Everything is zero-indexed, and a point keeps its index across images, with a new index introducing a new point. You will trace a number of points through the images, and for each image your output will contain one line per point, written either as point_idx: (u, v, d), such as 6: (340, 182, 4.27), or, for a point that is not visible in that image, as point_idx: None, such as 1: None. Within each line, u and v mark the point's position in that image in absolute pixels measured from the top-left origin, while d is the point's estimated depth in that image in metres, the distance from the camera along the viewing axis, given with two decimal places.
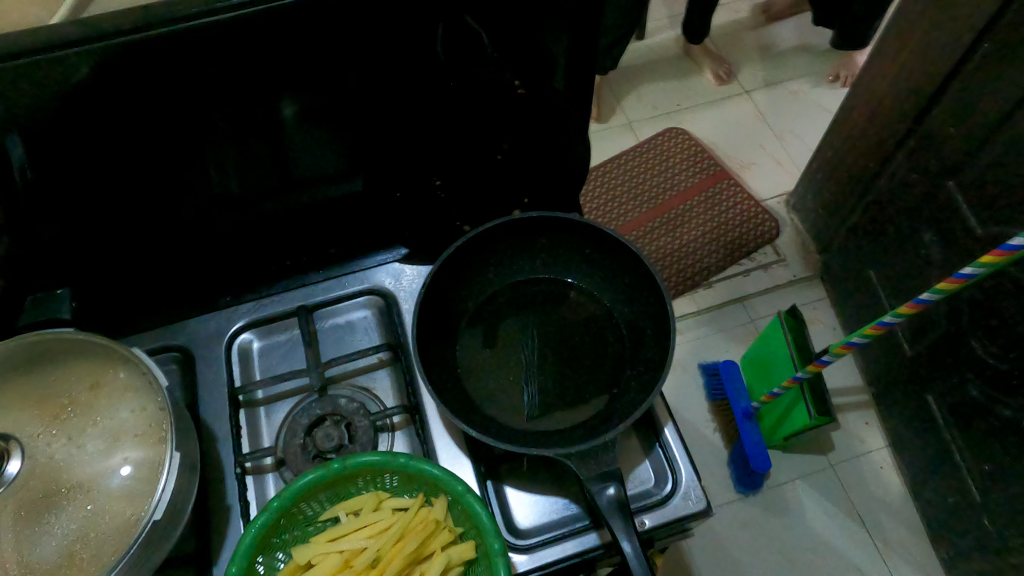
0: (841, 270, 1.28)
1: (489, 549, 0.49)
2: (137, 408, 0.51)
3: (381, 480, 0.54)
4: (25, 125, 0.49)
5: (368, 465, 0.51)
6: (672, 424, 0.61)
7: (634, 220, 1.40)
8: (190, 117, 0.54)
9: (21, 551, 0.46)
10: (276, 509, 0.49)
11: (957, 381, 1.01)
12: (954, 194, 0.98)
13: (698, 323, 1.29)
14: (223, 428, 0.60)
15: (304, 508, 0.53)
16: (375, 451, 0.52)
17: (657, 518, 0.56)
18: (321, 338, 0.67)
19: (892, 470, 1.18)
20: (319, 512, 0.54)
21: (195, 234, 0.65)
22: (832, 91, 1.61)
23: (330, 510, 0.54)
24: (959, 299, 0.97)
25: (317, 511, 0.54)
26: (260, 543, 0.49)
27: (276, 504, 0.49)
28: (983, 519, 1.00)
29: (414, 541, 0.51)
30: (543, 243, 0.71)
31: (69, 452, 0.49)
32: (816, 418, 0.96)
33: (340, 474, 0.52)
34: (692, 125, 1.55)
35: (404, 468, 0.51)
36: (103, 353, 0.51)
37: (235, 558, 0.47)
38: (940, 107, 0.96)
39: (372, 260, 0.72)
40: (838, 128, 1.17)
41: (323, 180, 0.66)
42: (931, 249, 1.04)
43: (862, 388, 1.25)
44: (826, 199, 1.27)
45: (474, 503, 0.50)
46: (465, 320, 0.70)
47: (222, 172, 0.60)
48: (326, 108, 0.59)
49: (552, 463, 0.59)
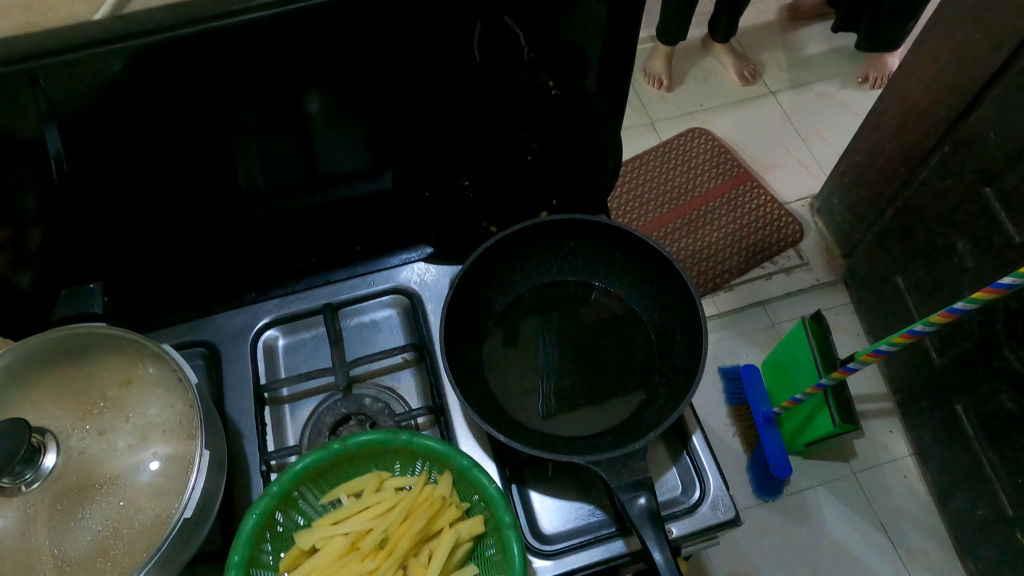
0: (868, 275, 1.26)
1: (500, 523, 0.49)
2: (166, 405, 0.51)
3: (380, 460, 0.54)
4: (65, 119, 0.49)
5: (368, 445, 0.51)
6: (700, 431, 0.60)
7: (656, 221, 1.38)
8: (227, 112, 0.54)
9: (56, 546, 0.46)
10: (276, 493, 0.49)
11: (989, 391, 0.99)
12: (991, 200, 0.96)
13: (720, 326, 1.28)
14: (249, 425, 0.60)
15: (305, 493, 0.52)
16: (374, 431, 0.52)
17: (685, 527, 0.56)
18: (346, 337, 0.67)
19: (915, 478, 1.16)
20: (319, 495, 0.54)
21: (225, 229, 0.64)
22: (860, 93, 1.59)
23: (331, 492, 0.53)
24: (994, 308, 0.95)
25: (317, 495, 0.54)
26: (264, 527, 0.49)
27: (276, 488, 0.49)
28: (1014, 531, 0.98)
29: (421, 520, 0.51)
30: (572, 245, 0.70)
31: (101, 448, 0.49)
32: (839, 426, 0.94)
33: (340, 455, 0.51)
34: (716, 125, 1.53)
35: (405, 446, 0.51)
36: (133, 349, 0.51)
37: (238, 545, 0.47)
38: (980, 111, 0.94)
39: (397, 258, 0.70)
40: (869, 131, 1.16)
41: (354, 177, 0.65)
42: (964, 255, 1.02)
43: (885, 395, 1.23)
44: (854, 203, 1.25)
45: (481, 477, 0.50)
46: (490, 321, 0.69)
47: (254, 169, 0.60)
48: (362, 105, 0.58)
49: (577, 468, 0.59)
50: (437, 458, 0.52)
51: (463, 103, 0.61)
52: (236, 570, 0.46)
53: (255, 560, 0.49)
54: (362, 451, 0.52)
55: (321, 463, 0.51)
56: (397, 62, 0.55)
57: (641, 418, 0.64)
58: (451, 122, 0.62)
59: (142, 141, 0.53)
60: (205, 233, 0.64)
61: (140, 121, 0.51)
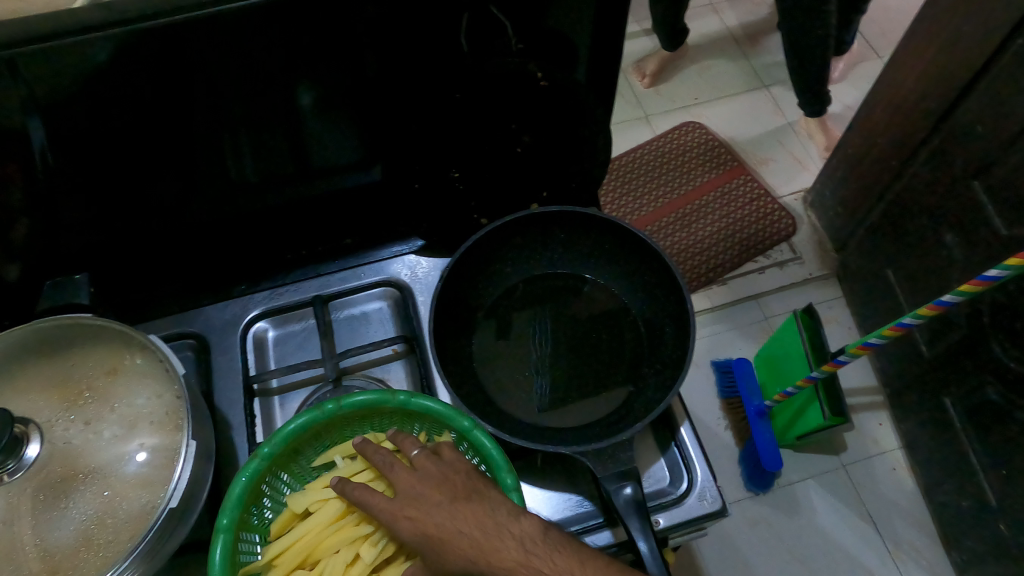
0: (859, 269, 1.26)
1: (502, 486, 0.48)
2: (153, 396, 0.51)
3: (376, 421, 0.55)
4: (46, 111, 0.49)
5: (363, 406, 0.51)
6: (688, 423, 0.60)
7: (651, 215, 1.38)
8: (210, 102, 0.54)
9: (39, 535, 0.46)
10: (266, 456, 0.49)
11: (976, 383, 1.00)
12: (979, 194, 0.96)
13: (712, 319, 1.28)
14: (238, 416, 0.60)
15: (297, 455, 0.53)
16: (370, 391, 0.52)
17: (672, 517, 0.56)
18: (336, 329, 0.67)
19: (904, 471, 1.17)
20: (311, 457, 0.55)
21: (214, 220, 0.64)
22: (854, 87, 1.59)
23: (325, 455, 0.54)
24: (981, 302, 0.96)
25: (310, 456, 0.55)
26: (254, 488, 0.49)
27: (266, 451, 0.49)
28: (999, 523, 0.99)
29: None
30: (561, 237, 0.70)
31: (86, 438, 0.49)
32: (830, 419, 0.95)
33: (333, 416, 0.51)
34: (710, 119, 1.53)
35: (402, 407, 0.51)
36: (121, 340, 0.52)
37: (226, 509, 0.47)
38: (967, 105, 0.94)
39: (388, 250, 0.72)
40: (859, 124, 1.16)
41: (343, 169, 0.65)
42: (953, 250, 1.02)
43: (876, 388, 1.24)
44: (845, 197, 1.25)
45: (482, 437, 0.50)
46: (481, 313, 0.70)
47: (241, 160, 0.60)
48: (350, 95, 0.58)
49: (566, 460, 0.59)
50: (436, 418, 0.52)
51: (451, 94, 0.60)
52: (224, 534, 0.46)
53: (244, 522, 0.49)
54: (357, 413, 0.52)
55: (314, 423, 0.51)
56: (384, 52, 0.55)
57: (631, 409, 0.64)
58: (440, 113, 0.62)
59: (128, 130, 0.52)
60: (194, 224, 0.64)
61: (124, 110, 0.51)
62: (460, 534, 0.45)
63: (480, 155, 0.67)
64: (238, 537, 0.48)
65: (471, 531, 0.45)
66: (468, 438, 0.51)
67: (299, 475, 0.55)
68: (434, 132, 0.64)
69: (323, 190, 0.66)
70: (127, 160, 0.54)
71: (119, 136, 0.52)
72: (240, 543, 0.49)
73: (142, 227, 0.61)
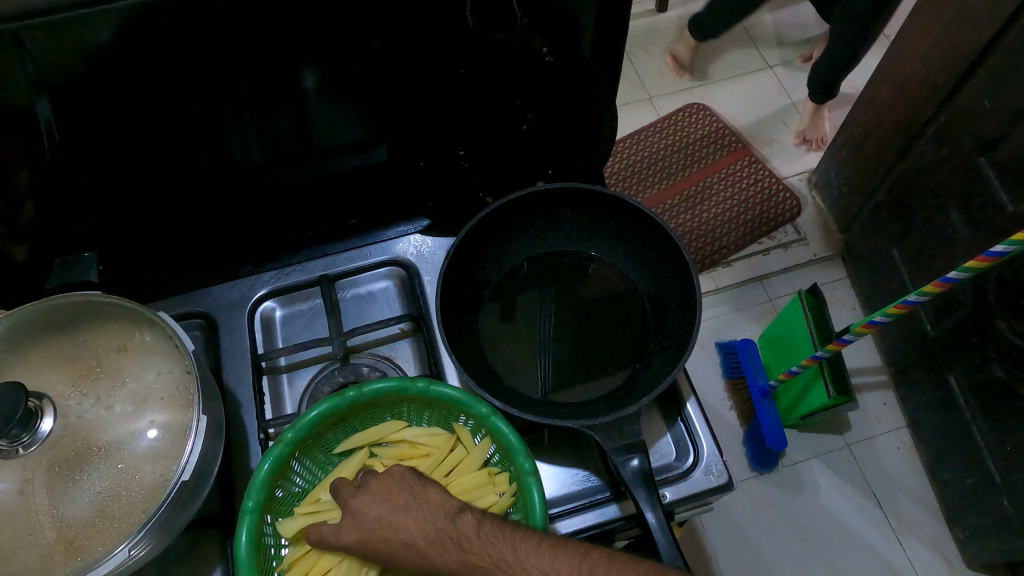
0: (864, 249, 1.26)
1: (520, 470, 0.49)
2: (163, 370, 0.51)
3: (399, 409, 0.56)
4: (53, 88, 0.49)
5: (383, 392, 0.52)
6: (694, 398, 0.61)
7: (656, 196, 1.38)
8: (214, 80, 0.54)
9: (55, 507, 0.46)
10: (290, 442, 0.50)
11: (980, 361, 1.00)
12: (986, 171, 0.96)
13: (717, 301, 1.28)
14: (247, 394, 0.61)
15: (318, 441, 0.54)
16: (391, 377, 0.52)
17: (679, 491, 0.57)
18: (343, 308, 0.67)
19: (907, 450, 1.17)
20: (332, 444, 0.55)
21: (219, 200, 0.64)
22: (860, 65, 1.57)
23: (346, 441, 0.55)
24: (986, 279, 0.96)
25: (331, 444, 0.55)
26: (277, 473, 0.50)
27: (290, 436, 0.50)
28: (1002, 499, 0.99)
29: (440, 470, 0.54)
30: (567, 215, 0.71)
31: (97, 413, 0.50)
32: (835, 398, 0.95)
33: (356, 402, 0.52)
34: (714, 100, 1.52)
35: (422, 393, 0.52)
36: (130, 316, 0.52)
37: (252, 491, 0.48)
38: (975, 80, 0.93)
39: (393, 231, 0.71)
40: (865, 102, 1.15)
41: (348, 148, 0.65)
42: (958, 228, 1.02)
43: (880, 368, 1.24)
44: (850, 177, 1.25)
45: (500, 424, 0.51)
46: (487, 292, 0.70)
47: (246, 139, 0.60)
48: (356, 73, 0.58)
49: (572, 435, 0.60)
50: (453, 405, 0.53)
51: (456, 69, 0.60)
52: (251, 515, 0.47)
53: (268, 504, 0.50)
54: (376, 399, 0.53)
55: (337, 410, 0.51)
56: (389, 27, 0.55)
57: (636, 387, 0.64)
58: (445, 90, 0.62)
59: (134, 110, 0.52)
60: (200, 204, 0.64)
61: (129, 88, 0.51)
62: (406, 545, 0.46)
63: (485, 133, 0.67)
64: (262, 520, 0.49)
65: (415, 540, 0.45)
66: (487, 424, 0.52)
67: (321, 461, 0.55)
68: (439, 109, 0.63)
69: (329, 169, 0.66)
70: (133, 140, 0.55)
71: (126, 114, 0.52)
72: (265, 524, 0.50)
73: (148, 207, 0.61)
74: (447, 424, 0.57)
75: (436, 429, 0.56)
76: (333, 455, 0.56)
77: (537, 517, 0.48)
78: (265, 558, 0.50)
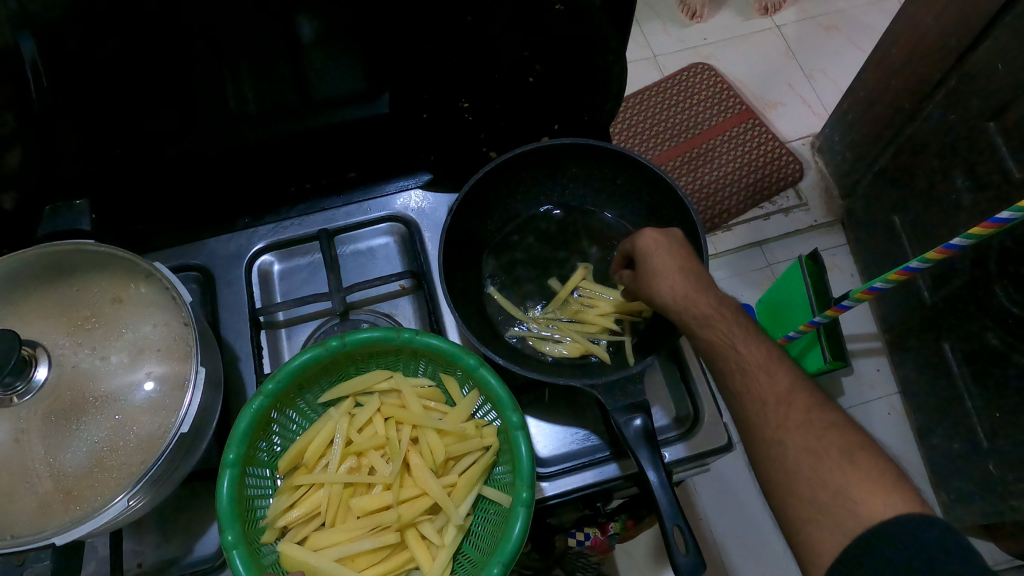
0: (865, 215, 1.26)
1: (509, 424, 0.49)
2: (160, 322, 0.50)
3: (385, 359, 0.56)
4: (39, 25, 0.47)
5: (369, 342, 0.52)
6: (697, 360, 0.62)
7: (659, 156, 1.36)
8: (207, 24, 0.52)
9: (52, 456, 0.46)
10: (270, 393, 0.49)
11: (976, 329, 1.01)
12: (994, 138, 0.94)
13: (718, 265, 1.28)
14: (245, 348, 0.60)
15: (302, 393, 0.54)
16: (376, 328, 0.52)
17: (678, 451, 0.57)
18: (342, 264, 0.66)
19: (898, 415, 1.18)
20: (317, 394, 0.56)
21: (215, 153, 0.62)
22: (869, 27, 1.54)
23: (331, 392, 0.55)
24: (988, 247, 0.95)
25: (316, 394, 0.56)
26: (258, 426, 0.49)
27: (271, 388, 0.49)
28: (989, 464, 1.02)
29: (416, 457, 0.54)
30: (573, 171, 0.69)
31: (92, 363, 0.49)
32: (830, 362, 0.96)
33: (337, 353, 0.51)
34: (720, 60, 1.49)
35: (407, 344, 0.52)
36: (125, 266, 0.51)
37: (233, 444, 0.47)
38: (988, 44, 0.91)
39: (394, 185, 0.70)
40: (876, 64, 1.12)
41: (347, 99, 0.63)
42: (962, 194, 1.02)
43: (875, 335, 1.24)
44: (855, 142, 1.23)
45: (487, 376, 0.50)
46: (489, 250, 0.70)
47: (240, 87, 0.58)
48: (356, 19, 0.56)
49: (572, 393, 0.61)
50: (441, 356, 0.53)
51: (462, 16, 0.57)
52: (231, 468, 0.47)
53: (248, 457, 0.49)
54: (361, 349, 0.52)
55: (319, 360, 0.51)
56: None
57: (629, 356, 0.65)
58: (449, 38, 0.59)
59: (124, 51, 0.50)
60: (195, 157, 0.62)
61: (119, 25, 0.49)
62: (690, 290, 0.56)
63: (490, 85, 0.64)
64: (244, 472, 0.49)
65: (688, 290, 0.56)
66: (474, 375, 0.51)
67: (303, 411, 0.56)
68: (443, 59, 0.61)
69: (327, 122, 0.64)
70: (123, 86, 0.53)
71: (114, 56, 0.51)
72: (249, 476, 0.50)
73: (143, 158, 0.59)
74: (435, 375, 0.58)
75: (424, 381, 0.57)
76: (318, 405, 0.56)
77: (525, 469, 0.48)
78: (249, 509, 0.50)
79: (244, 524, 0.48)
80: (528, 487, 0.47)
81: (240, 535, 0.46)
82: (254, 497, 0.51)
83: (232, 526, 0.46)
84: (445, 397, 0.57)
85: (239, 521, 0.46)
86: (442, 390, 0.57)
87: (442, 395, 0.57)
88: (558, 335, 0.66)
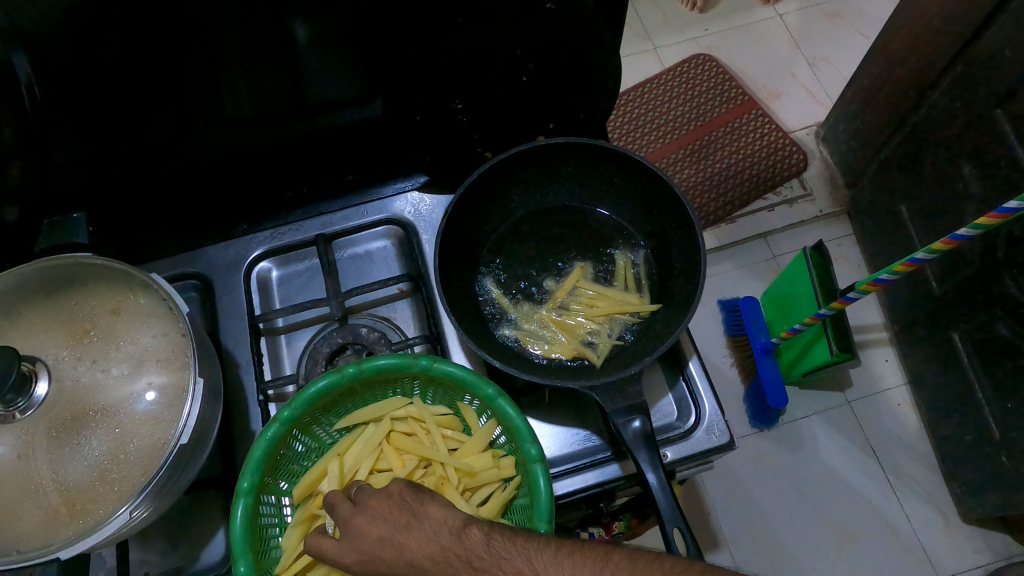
0: (870, 204, 1.24)
1: (526, 456, 0.49)
2: (159, 333, 0.51)
3: (402, 386, 0.56)
4: (32, 40, 0.47)
5: (385, 369, 0.52)
6: (696, 357, 0.61)
7: (660, 150, 1.35)
8: (197, 32, 0.51)
9: (55, 471, 0.46)
10: (286, 420, 0.49)
11: (986, 318, 0.99)
12: (1000, 124, 0.93)
13: (721, 258, 1.27)
14: (244, 356, 0.60)
15: (317, 419, 0.55)
16: (392, 355, 0.52)
17: (680, 450, 0.57)
18: (340, 268, 0.67)
19: (908, 407, 1.17)
20: (332, 421, 0.56)
21: (212, 160, 0.62)
22: (873, 13, 1.52)
23: (347, 418, 0.56)
24: (996, 235, 0.94)
25: (332, 420, 0.56)
26: (273, 453, 0.50)
27: (287, 415, 0.49)
28: (1000, 455, 1.00)
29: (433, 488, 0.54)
30: (568, 170, 0.68)
31: (93, 376, 0.49)
32: (837, 355, 0.94)
33: (355, 380, 0.52)
34: (722, 51, 1.47)
35: (423, 371, 0.52)
36: (123, 277, 0.51)
37: (248, 472, 0.48)
38: (994, 28, 0.90)
39: (391, 188, 0.70)
40: (879, 51, 1.11)
41: (341, 104, 0.63)
42: (969, 181, 1.00)
43: (882, 326, 1.24)
44: (860, 131, 1.22)
45: (505, 407, 0.50)
46: (486, 249, 0.70)
47: (234, 94, 0.58)
48: (347, 25, 0.56)
49: (573, 394, 0.60)
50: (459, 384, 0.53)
51: (453, 17, 0.57)
52: (246, 496, 0.47)
53: (261, 484, 0.50)
54: (377, 376, 0.52)
55: (335, 387, 0.51)
56: None
57: (625, 355, 0.65)
58: (442, 40, 0.59)
59: (119, 62, 0.51)
60: (191, 165, 0.62)
61: (113, 37, 0.49)
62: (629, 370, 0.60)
63: (483, 86, 0.63)
64: (257, 499, 0.49)
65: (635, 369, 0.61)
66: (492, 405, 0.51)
67: (315, 435, 0.56)
68: (434, 61, 0.60)
69: (323, 126, 0.64)
70: (119, 97, 0.53)
71: (107, 69, 0.51)
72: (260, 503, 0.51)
73: (139, 168, 0.60)
74: (452, 403, 0.57)
75: (442, 408, 0.57)
76: (333, 430, 0.57)
77: (544, 503, 0.48)
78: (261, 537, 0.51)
79: (257, 552, 0.49)
80: (546, 522, 0.47)
81: (253, 565, 0.47)
82: (265, 524, 0.52)
83: (245, 557, 0.46)
84: (461, 425, 0.57)
85: (253, 551, 0.47)
86: (459, 418, 0.57)
87: (459, 423, 0.57)
88: (545, 332, 0.67)
